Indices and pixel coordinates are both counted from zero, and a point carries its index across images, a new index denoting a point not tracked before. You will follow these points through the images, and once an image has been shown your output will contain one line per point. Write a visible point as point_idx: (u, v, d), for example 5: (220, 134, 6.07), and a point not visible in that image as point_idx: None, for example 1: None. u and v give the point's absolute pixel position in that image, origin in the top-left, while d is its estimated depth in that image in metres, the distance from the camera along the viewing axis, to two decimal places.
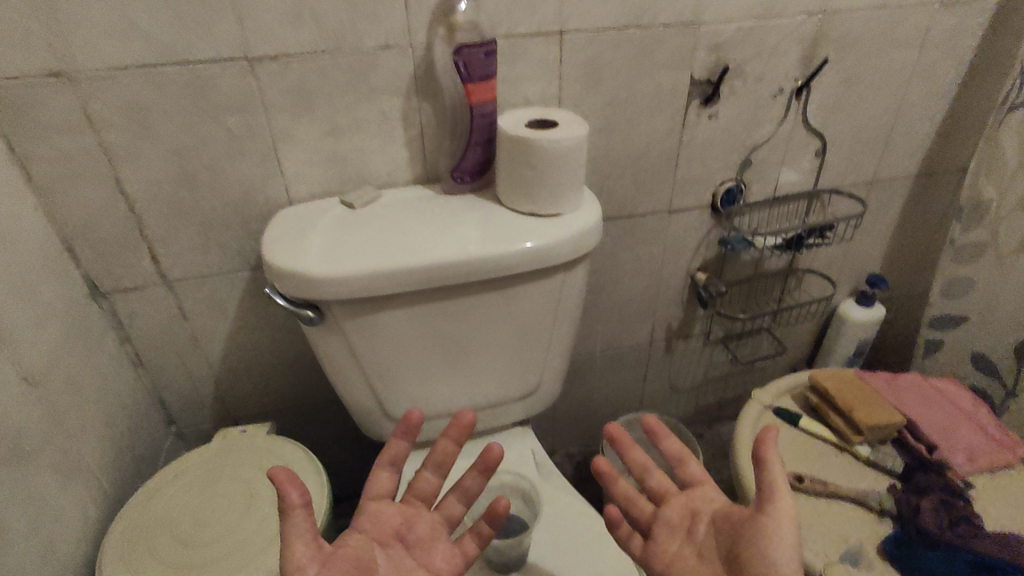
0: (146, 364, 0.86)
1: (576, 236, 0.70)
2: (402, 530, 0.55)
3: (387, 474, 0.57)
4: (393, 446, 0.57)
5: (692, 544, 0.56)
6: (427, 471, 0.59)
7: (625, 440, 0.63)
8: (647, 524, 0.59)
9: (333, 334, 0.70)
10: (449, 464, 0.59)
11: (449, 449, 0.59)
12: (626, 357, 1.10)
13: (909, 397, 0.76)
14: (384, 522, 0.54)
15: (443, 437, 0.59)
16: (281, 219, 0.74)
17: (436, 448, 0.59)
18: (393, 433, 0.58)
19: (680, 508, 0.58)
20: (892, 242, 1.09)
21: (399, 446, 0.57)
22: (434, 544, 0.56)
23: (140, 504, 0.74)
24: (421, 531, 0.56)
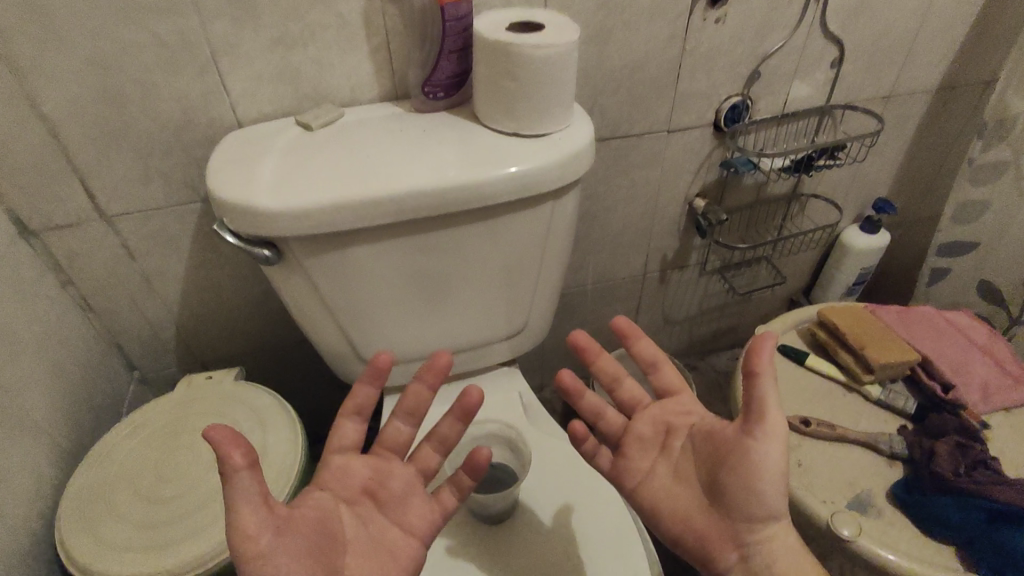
0: (96, 308, 0.79)
1: (565, 159, 0.62)
2: (372, 486, 0.50)
3: (352, 424, 0.52)
4: (359, 393, 0.52)
5: (668, 462, 0.53)
6: (397, 419, 0.53)
7: (591, 346, 0.58)
8: (618, 438, 0.56)
9: (295, 274, 0.63)
10: (422, 410, 0.53)
11: (420, 393, 0.53)
12: (618, 289, 1.04)
13: (922, 330, 0.72)
14: (351, 480, 0.49)
15: (414, 382, 0.53)
16: (227, 145, 0.64)
17: (407, 394, 0.53)
18: (359, 378, 0.52)
19: (653, 421, 0.55)
20: (903, 163, 1.02)
21: (364, 392, 0.52)
22: (409, 499, 0.50)
23: (99, 458, 0.68)
24: (395, 486, 0.50)
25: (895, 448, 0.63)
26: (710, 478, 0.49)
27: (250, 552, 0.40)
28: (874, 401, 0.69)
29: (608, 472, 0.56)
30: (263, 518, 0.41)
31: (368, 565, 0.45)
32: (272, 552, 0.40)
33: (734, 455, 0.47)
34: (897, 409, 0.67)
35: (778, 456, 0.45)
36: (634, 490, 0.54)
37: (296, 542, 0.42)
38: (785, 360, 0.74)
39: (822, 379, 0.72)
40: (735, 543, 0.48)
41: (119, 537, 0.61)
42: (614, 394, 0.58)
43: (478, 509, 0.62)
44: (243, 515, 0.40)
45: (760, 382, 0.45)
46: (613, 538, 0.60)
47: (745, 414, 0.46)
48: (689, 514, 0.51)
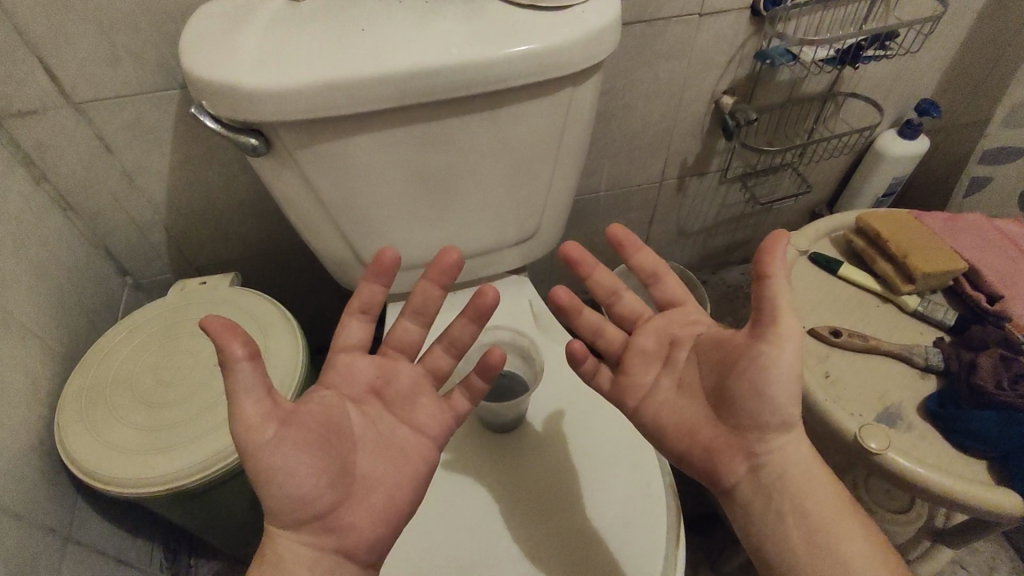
0: (76, 208, 0.73)
1: (587, 37, 0.54)
2: (379, 385, 0.46)
3: (359, 322, 0.48)
4: (365, 290, 0.48)
5: (671, 374, 0.49)
6: (405, 319, 0.49)
7: (584, 257, 0.52)
8: (619, 355, 0.51)
9: (286, 168, 0.57)
10: (430, 310, 0.49)
11: (431, 291, 0.49)
12: (633, 197, 0.98)
13: (969, 238, 0.68)
14: (357, 378, 0.46)
15: (424, 279, 0.49)
16: (202, 16, 0.56)
17: (416, 293, 0.49)
18: (365, 275, 0.48)
19: (656, 335, 0.51)
20: (953, 60, 0.92)
21: (372, 289, 0.48)
22: (417, 399, 0.47)
23: (95, 361, 0.66)
24: (402, 386, 0.47)
25: (931, 360, 0.61)
26: (720, 387, 0.45)
27: (254, 444, 0.38)
28: (910, 312, 0.66)
29: (608, 391, 0.52)
30: (265, 412, 0.38)
31: (378, 462, 0.43)
32: (276, 446, 0.38)
33: (741, 362, 0.43)
34: (935, 320, 0.65)
35: (790, 359, 0.41)
36: (636, 407, 0.50)
37: (303, 436, 0.39)
38: (814, 268, 0.71)
39: (856, 288, 0.69)
40: (745, 455, 0.45)
41: (122, 439, 0.60)
42: (612, 308, 0.53)
43: (485, 416, 0.60)
44: (244, 408, 0.38)
45: (766, 285, 0.40)
46: (628, 447, 0.58)
47: (755, 318, 0.42)
48: (697, 426, 0.47)
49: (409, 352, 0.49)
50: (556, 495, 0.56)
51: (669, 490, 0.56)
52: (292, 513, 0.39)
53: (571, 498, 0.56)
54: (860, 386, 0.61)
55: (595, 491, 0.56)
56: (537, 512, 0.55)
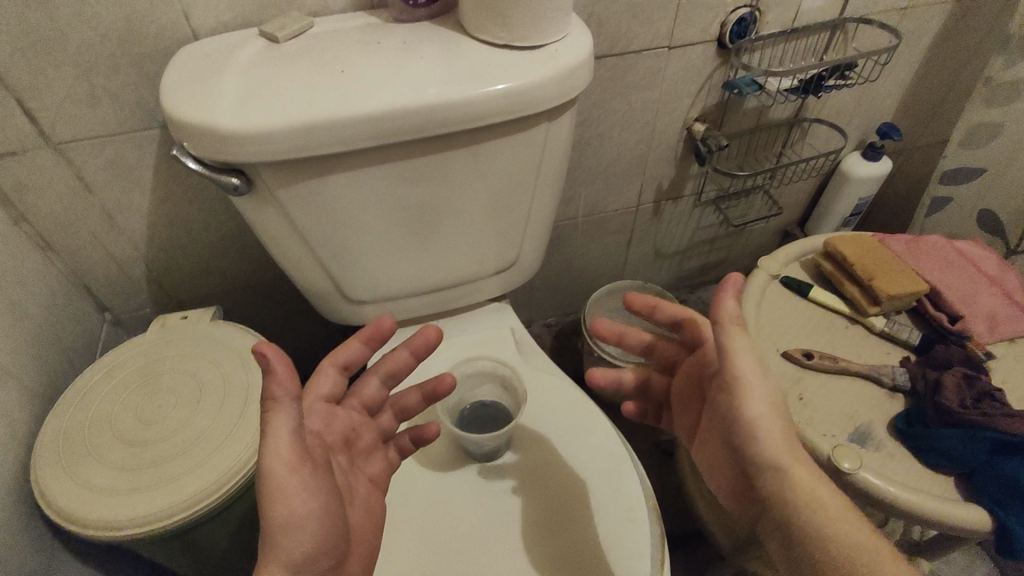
0: (54, 246, 0.73)
1: (560, 76, 0.56)
2: (351, 437, 0.47)
3: (376, 380, 0.51)
4: (354, 349, 0.48)
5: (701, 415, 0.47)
6: (372, 380, 0.51)
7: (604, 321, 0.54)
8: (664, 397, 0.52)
9: (267, 205, 0.57)
10: (399, 373, 0.52)
11: (400, 366, 0.52)
12: (611, 221, 1.00)
13: (929, 260, 0.70)
14: (336, 427, 0.46)
15: (397, 352, 0.52)
16: (182, 59, 0.57)
17: (391, 360, 0.51)
18: (361, 337, 0.48)
19: (687, 378, 0.49)
20: (909, 86, 0.97)
21: (359, 351, 0.49)
22: (372, 455, 0.50)
23: (74, 401, 0.65)
24: (364, 441, 0.49)
25: (898, 380, 0.62)
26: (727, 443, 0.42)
27: (274, 477, 0.37)
28: (877, 333, 0.68)
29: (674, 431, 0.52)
30: (296, 448, 0.38)
31: (362, 515, 0.45)
32: (302, 482, 0.38)
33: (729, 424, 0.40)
34: (900, 339, 0.66)
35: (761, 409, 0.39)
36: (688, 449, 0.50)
37: (320, 478, 0.40)
38: (785, 291, 0.72)
39: (827, 311, 0.70)
40: (755, 504, 0.42)
41: (101, 479, 0.58)
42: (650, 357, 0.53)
43: (471, 448, 0.60)
44: (276, 449, 0.38)
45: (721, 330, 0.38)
46: (609, 472, 0.59)
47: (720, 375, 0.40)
48: (716, 469, 0.45)
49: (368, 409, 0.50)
50: (547, 526, 0.56)
51: (651, 514, 0.57)
52: (295, 556, 0.37)
53: (558, 530, 0.56)
54: (834, 405, 0.62)
55: (582, 518, 0.56)
56: (521, 545, 0.55)
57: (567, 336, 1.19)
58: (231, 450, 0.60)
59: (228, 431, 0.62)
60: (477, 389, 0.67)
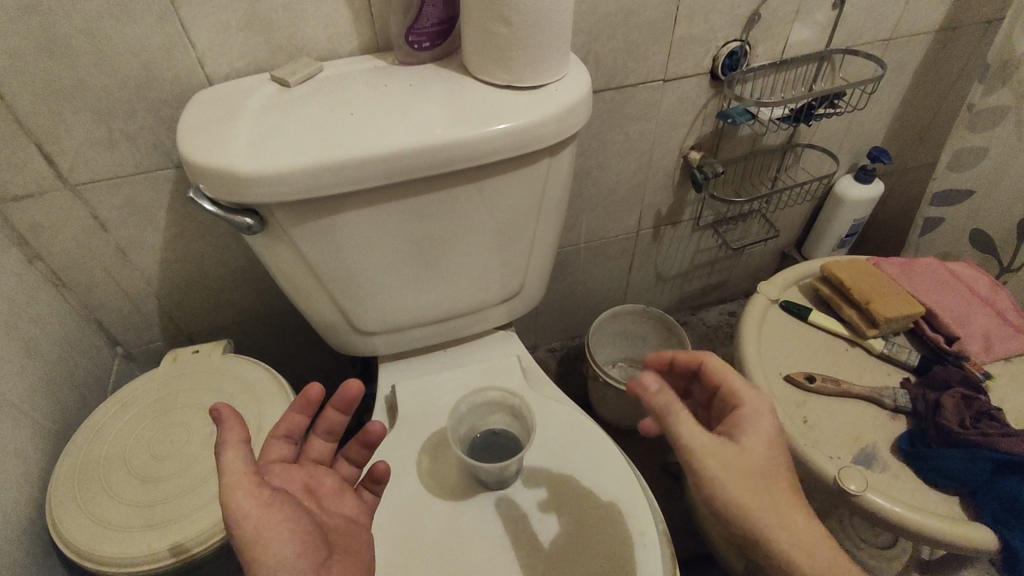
0: (68, 282, 0.75)
1: (562, 114, 0.58)
2: (312, 486, 0.47)
3: (320, 440, 0.51)
4: (289, 417, 0.50)
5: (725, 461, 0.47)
6: (316, 438, 0.51)
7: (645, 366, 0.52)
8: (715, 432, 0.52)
9: (281, 243, 0.59)
10: (337, 427, 0.51)
11: (335, 420, 0.51)
12: (612, 247, 1.02)
13: (924, 282, 0.72)
14: (292, 478, 0.47)
15: (326, 409, 0.51)
16: (198, 104, 0.59)
17: (321, 419, 0.51)
18: (291, 407, 0.49)
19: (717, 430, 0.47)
20: (896, 111, 1.00)
21: (294, 419, 0.50)
22: (347, 495, 0.49)
23: (88, 438, 0.66)
24: (331, 486, 0.49)
25: (900, 402, 0.63)
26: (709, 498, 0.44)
27: (238, 511, 0.39)
28: (877, 354, 0.69)
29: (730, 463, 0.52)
30: (254, 476, 0.40)
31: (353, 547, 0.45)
32: (265, 503, 0.40)
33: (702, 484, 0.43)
34: (899, 361, 0.67)
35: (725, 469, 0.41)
36: None
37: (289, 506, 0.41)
38: (786, 315, 0.74)
39: (826, 333, 0.72)
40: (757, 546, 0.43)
41: (116, 516, 0.59)
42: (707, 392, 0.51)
43: (484, 477, 0.61)
44: (236, 484, 0.39)
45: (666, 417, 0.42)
46: (619, 497, 0.60)
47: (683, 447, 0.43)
48: None
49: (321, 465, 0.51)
50: (559, 554, 0.57)
51: (662, 539, 0.57)
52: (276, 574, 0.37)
53: (577, 559, 0.56)
54: (837, 427, 0.63)
55: (594, 546, 0.57)
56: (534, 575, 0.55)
57: (572, 359, 1.20)
58: None
59: None
60: (486, 419, 0.68)
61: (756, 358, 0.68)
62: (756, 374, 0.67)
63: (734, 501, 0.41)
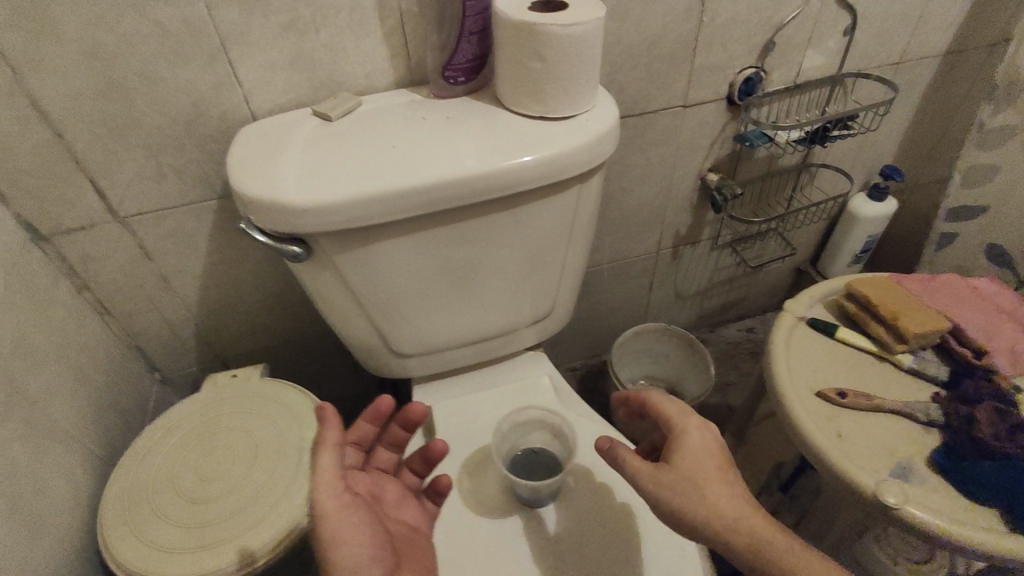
0: (112, 311, 0.77)
1: (594, 143, 0.61)
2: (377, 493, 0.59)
3: (386, 452, 0.63)
4: (361, 427, 0.62)
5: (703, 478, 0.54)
6: (384, 448, 0.63)
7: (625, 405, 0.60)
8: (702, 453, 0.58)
9: (325, 270, 0.62)
10: (402, 442, 0.63)
11: (398, 435, 0.63)
12: (633, 267, 1.04)
13: (946, 297, 0.73)
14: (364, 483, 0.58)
15: (392, 424, 0.63)
16: (245, 139, 0.62)
17: (388, 432, 0.63)
18: (362, 416, 0.61)
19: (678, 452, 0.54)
20: (907, 131, 1.03)
21: (364, 428, 0.61)
22: (404, 504, 0.61)
23: (135, 462, 0.67)
24: (390, 494, 0.60)
25: (932, 415, 0.64)
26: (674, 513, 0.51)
27: (321, 501, 0.46)
28: (906, 369, 0.70)
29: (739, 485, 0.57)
30: (338, 479, 0.47)
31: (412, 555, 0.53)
32: (344, 504, 0.47)
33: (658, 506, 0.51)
34: (929, 375, 0.68)
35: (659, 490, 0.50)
36: None
37: (364, 510, 0.48)
38: (813, 332, 0.75)
39: (854, 349, 0.73)
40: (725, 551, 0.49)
41: (165, 538, 0.60)
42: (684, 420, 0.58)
43: (525, 495, 0.62)
44: (322, 484, 0.46)
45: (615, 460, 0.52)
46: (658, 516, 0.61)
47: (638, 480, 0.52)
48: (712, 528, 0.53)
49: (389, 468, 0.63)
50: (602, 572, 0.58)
51: (702, 556, 0.58)
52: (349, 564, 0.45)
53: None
54: (872, 439, 0.64)
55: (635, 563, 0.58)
56: None
57: (593, 378, 1.21)
58: (289, 506, 0.62)
59: (285, 486, 0.64)
60: (526, 438, 0.68)
61: (787, 376, 0.69)
62: (788, 391, 0.68)
63: (678, 513, 0.49)
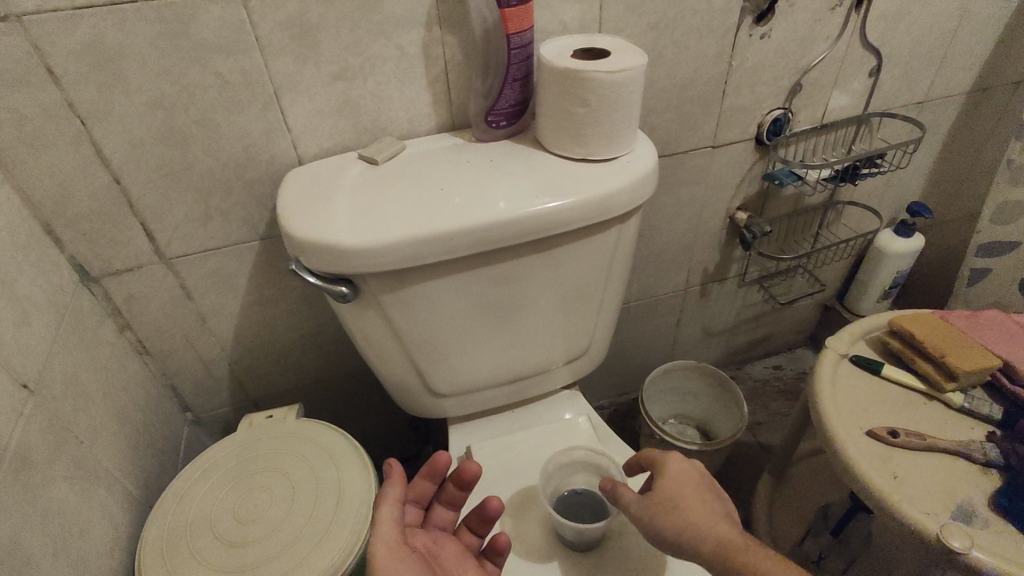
0: (151, 350, 0.78)
1: (636, 183, 0.62)
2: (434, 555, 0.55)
3: (442, 508, 0.59)
4: (418, 483, 0.59)
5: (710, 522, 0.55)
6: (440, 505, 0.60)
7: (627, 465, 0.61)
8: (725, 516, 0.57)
9: (369, 309, 0.62)
10: (460, 498, 0.59)
11: (454, 493, 0.59)
12: (661, 304, 1.04)
13: (994, 334, 0.72)
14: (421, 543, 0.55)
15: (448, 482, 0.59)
16: (294, 183, 0.63)
17: (444, 490, 0.59)
18: (419, 473, 0.59)
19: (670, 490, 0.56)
20: (932, 168, 1.04)
21: (422, 485, 0.59)
22: (465, 563, 0.56)
23: (174, 503, 0.67)
24: (449, 556, 0.56)
25: (990, 455, 0.63)
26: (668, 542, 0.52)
27: (378, 545, 0.48)
28: (957, 408, 0.69)
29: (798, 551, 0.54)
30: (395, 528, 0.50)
31: None
32: (399, 553, 0.48)
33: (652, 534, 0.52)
34: (983, 415, 0.67)
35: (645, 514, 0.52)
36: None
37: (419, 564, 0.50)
38: (857, 370, 0.74)
39: (901, 388, 0.72)
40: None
41: None
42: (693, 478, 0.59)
43: (572, 538, 0.61)
44: (380, 529, 0.49)
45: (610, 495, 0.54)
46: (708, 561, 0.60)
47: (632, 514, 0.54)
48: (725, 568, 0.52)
49: (447, 528, 0.59)
50: None
51: None
52: None
53: None
54: (929, 479, 0.62)
55: None
56: None
57: (621, 417, 1.19)
58: (330, 548, 0.61)
59: (324, 528, 0.63)
60: (570, 478, 0.68)
61: (833, 414, 0.68)
62: (837, 431, 0.66)
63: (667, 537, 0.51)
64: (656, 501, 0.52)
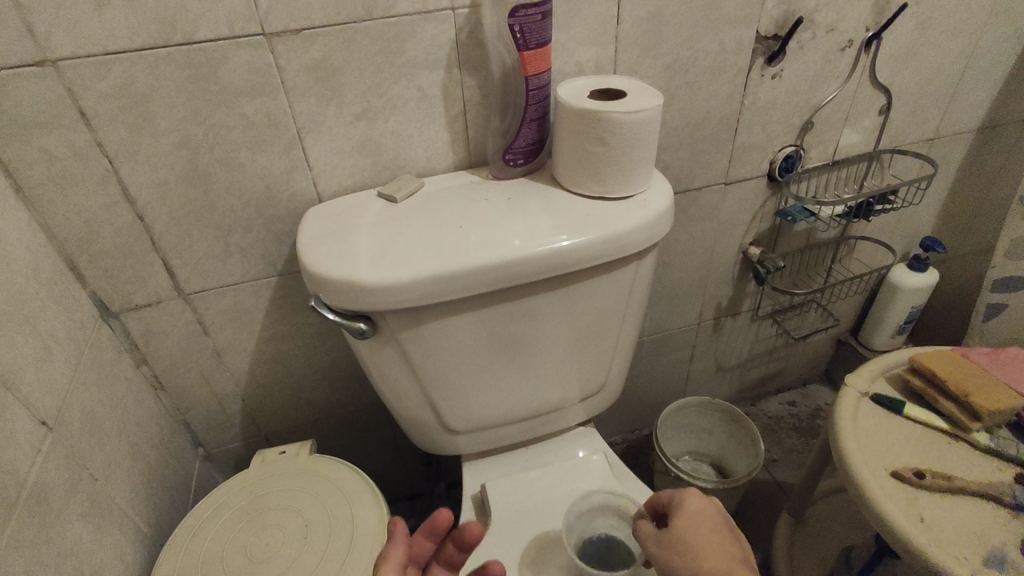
0: (166, 385, 0.78)
1: (653, 221, 0.63)
2: None
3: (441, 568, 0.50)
4: (415, 543, 0.48)
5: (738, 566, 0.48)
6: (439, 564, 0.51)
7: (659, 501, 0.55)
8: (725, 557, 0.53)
9: (387, 346, 0.62)
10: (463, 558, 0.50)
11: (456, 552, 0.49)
12: (674, 339, 1.03)
13: (1017, 372, 0.71)
14: None
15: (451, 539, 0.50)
16: (314, 220, 0.64)
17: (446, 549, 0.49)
18: (417, 531, 0.48)
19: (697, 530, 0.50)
20: (943, 203, 1.04)
21: (420, 545, 0.48)
22: None
23: (186, 542, 0.66)
24: None
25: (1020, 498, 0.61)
26: None
27: None
28: (983, 449, 0.67)
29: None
30: None
31: None
32: None
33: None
34: (1010, 456, 0.66)
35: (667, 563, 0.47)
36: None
37: None
38: (878, 408, 0.73)
39: (924, 427, 0.70)
40: None
41: None
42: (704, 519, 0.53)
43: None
44: None
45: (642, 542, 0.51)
46: None
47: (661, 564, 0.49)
48: None
49: None
50: None
51: None
52: None
53: None
54: (958, 523, 0.60)
55: None
56: None
57: (634, 453, 1.17)
58: None
59: (338, 568, 0.62)
60: (592, 523, 0.67)
61: (856, 455, 0.67)
62: (862, 472, 0.65)
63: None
64: (674, 550, 0.47)
